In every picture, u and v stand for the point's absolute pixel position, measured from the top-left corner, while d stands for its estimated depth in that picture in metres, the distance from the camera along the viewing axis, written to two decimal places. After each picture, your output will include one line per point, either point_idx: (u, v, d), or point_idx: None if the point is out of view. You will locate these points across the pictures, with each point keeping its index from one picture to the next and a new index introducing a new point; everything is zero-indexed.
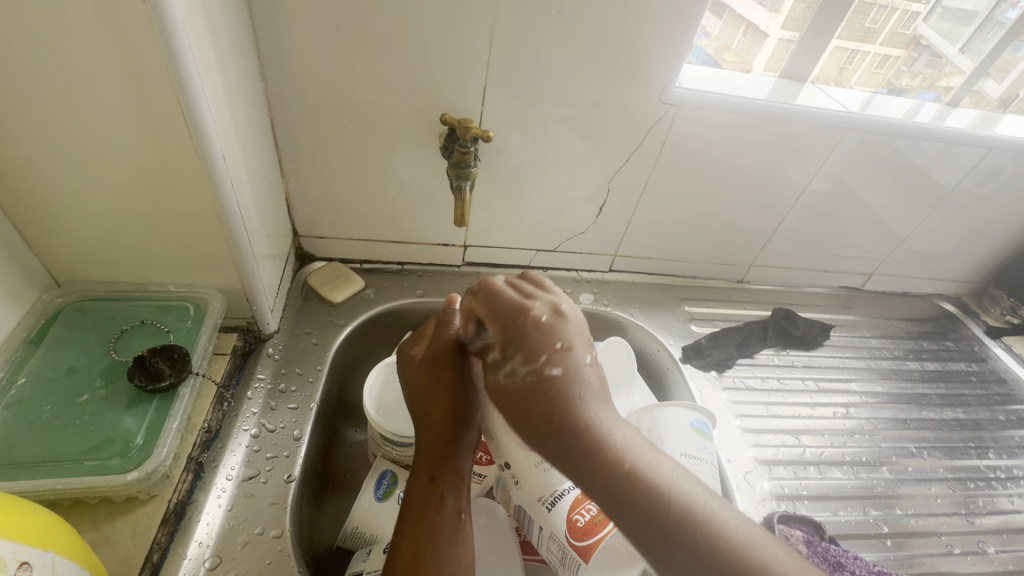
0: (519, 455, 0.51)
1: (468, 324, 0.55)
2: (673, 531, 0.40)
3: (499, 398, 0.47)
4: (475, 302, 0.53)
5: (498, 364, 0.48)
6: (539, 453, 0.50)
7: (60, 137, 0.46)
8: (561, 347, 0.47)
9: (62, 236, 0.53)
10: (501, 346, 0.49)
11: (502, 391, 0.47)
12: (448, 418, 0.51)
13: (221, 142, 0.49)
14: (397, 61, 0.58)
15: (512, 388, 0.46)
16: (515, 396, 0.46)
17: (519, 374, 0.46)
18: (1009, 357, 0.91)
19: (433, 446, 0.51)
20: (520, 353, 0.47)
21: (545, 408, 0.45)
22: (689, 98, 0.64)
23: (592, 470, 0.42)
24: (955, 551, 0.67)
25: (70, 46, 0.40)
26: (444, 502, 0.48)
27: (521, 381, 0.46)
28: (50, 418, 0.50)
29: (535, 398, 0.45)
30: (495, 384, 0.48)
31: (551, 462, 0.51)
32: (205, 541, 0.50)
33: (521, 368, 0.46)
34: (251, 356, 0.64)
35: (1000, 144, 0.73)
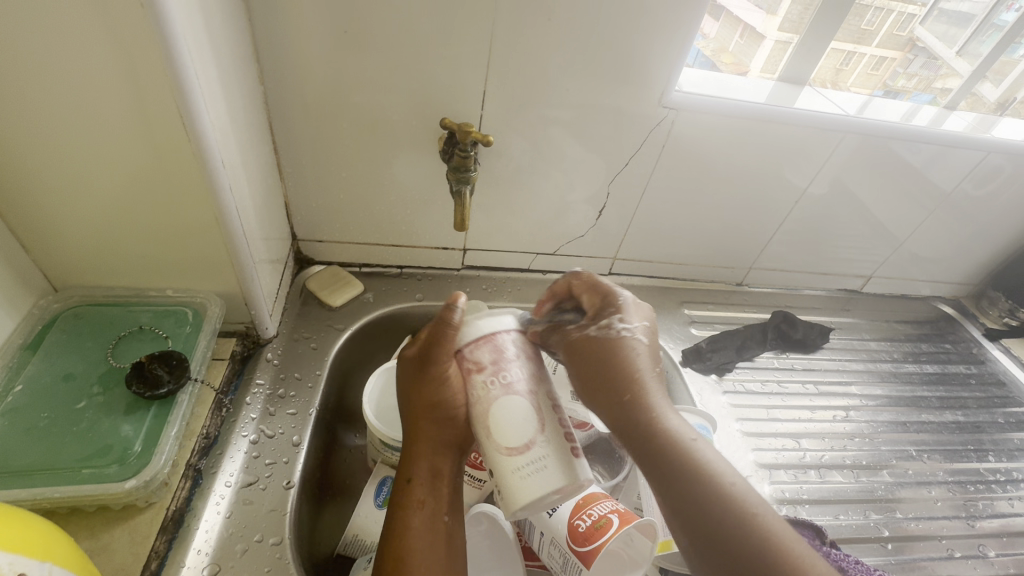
0: (498, 462, 0.44)
1: (546, 301, 0.55)
2: (722, 509, 0.41)
3: (579, 353, 0.50)
4: (571, 280, 0.55)
5: (584, 325, 0.52)
6: (520, 455, 0.44)
7: (58, 142, 0.45)
8: (644, 325, 0.51)
9: (59, 241, 0.53)
10: (594, 313, 0.53)
11: (589, 346, 0.50)
12: (427, 417, 0.50)
13: (220, 146, 0.49)
14: (397, 64, 0.58)
15: (600, 344, 0.50)
16: (601, 354, 0.49)
17: (610, 332, 0.50)
18: (1007, 359, 0.91)
19: (414, 448, 0.50)
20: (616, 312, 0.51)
21: (625, 371, 0.48)
22: (688, 101, 0.64)
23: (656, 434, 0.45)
24: (956, 555, 0.67)
25: (69, 50, 0.40)
26: (422, 507, 0.48)
27: (606, 338, 0.50)
28: (47, 425, 0.50)
29: (617, 359, 0.49)
30: (585, 336, 0.51)
31: (532, 471, 0.43)
32: (204, 548, 0.49)
33: (617, 325, 0.50)
34: (249, 361, 0.64)
35: (998, 147, 0.73)
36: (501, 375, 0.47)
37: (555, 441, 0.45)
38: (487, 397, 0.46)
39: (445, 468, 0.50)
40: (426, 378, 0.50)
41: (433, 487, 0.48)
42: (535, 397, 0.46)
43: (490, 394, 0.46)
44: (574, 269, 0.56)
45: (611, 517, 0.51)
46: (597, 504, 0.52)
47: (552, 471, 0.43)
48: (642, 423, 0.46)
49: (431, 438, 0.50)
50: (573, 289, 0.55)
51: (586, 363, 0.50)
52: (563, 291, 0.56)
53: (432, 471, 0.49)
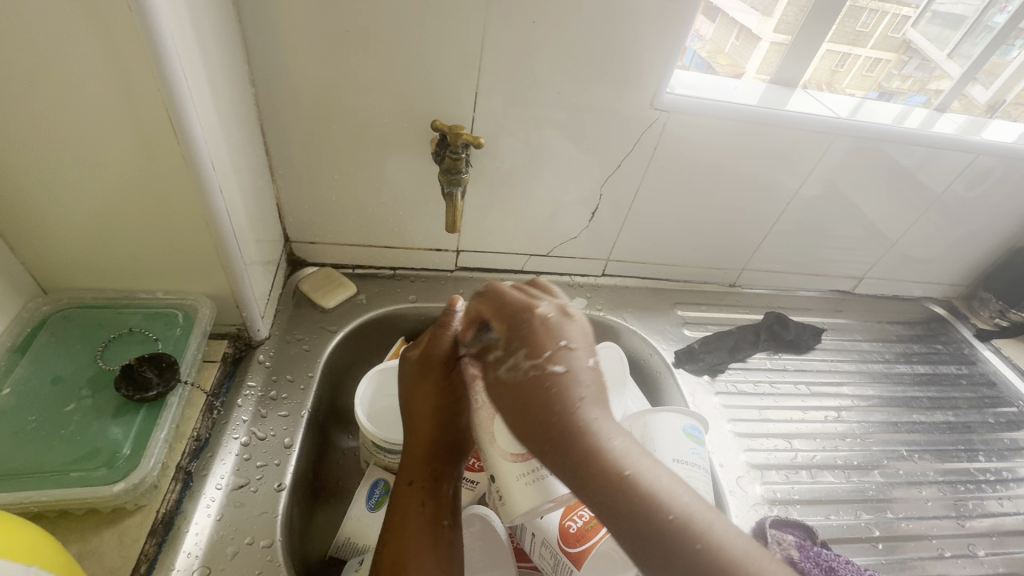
0: (501, 469, 0.47)
1: (467, 329, 0.53)
2: (663, 551, 0.37)
3: (499, 394, 0.45)
4: (478, 305, 0.51)
5: (500, 360, 0.47)
6: (522, 464, 0.46)
7: (46, 144, 0.45)
8: (565, 344, 0.45)
9: (47, 243, 0.53)
10: (504, 344, 0.47)
11: (504, 386, 0.45)
12: (430, 418, 0.51)
13: (209, 148, 0.48)
14: (389, 66, 0.58)
15: (514, 383, 0.44)
16: (519, 395, 0.44)
17: (522, 368, 0.44)
18: (998, 359, 0.91)
19: (413, 448, 0.51)
20: (524, 346, 0.45)
21: (546, 407, 0.42)
22: (679, 103, 0.64)
23: (584, 480, 0.39)
24: (946, 554, 0.67)
25: (55, 52, 0.40)
26: (419, 508, 0.48)
27: (524, 375, 0.44)
28: (35, 428, 0.49)
29: (536, 394, 0.43)
30: (499, 380, 0.45)
31: (536, 477, 0.46)
32: (194, 551, 0.49)
33: (527, 362, 0.44)
34: (241, 364, 0.64)
35: (988, 149, 0.74)
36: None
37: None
38: (491, 407, 0.49)
39: (443, 470, 0.51)
40: (432, 380, 0.52)
41: (430, 487, 0.49)
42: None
43: (496, 402, 0.49)
44: (482, 291, 0.51)
45: None
46: (588, 505, 0.52)
47: (554, 479, 0.46)
48: (571, 468, 0.40)
49: (432, 440, 0.51)
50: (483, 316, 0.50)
51: (507, 403, 0.44)
52: (476, 317, 0.52)
53: (432, 473, 0.50)
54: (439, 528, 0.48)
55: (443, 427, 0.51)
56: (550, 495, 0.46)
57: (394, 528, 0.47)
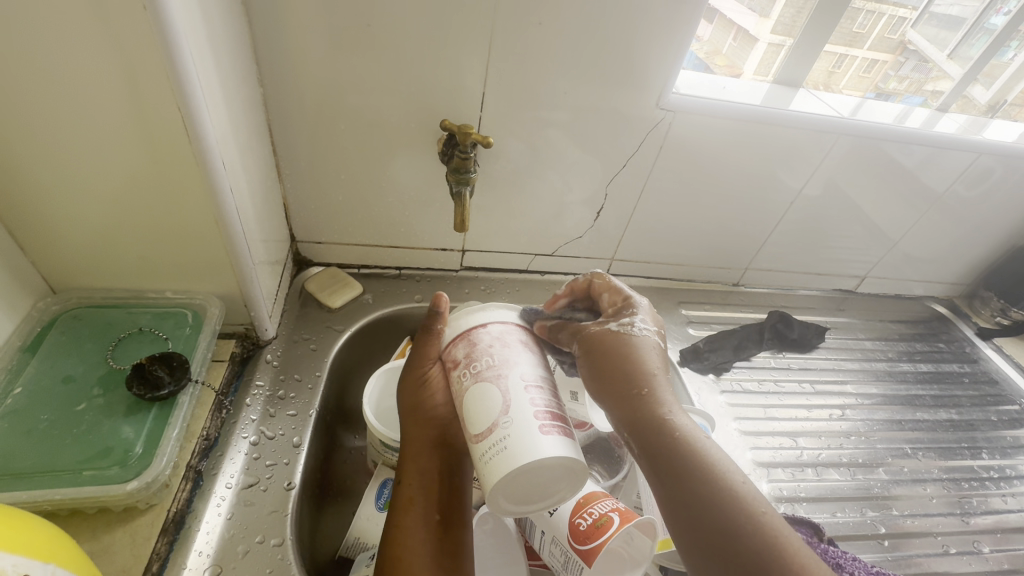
0: (472, 449, 0.43)
1: (560, 298, 0.57)
2: (729, 504, 0.41)
3: (593, 348, 0.52)
4: (592, 280, 0.57)
5: (604, 322, 0.53)
6: (485, 439, 0.42)
7: (59, 143, 0.45)
8: (662, 332, 0.53)
9: (58, 243, 0.53)
10: (607, 313, 0.54)
11: (612, 338, 0.51)
12: (415, 418, 0.52)
13: (220, 147, 0.49)
14: (397, 66, 0.59)
15: (621, 337, 0.51)
16: (620, 347, 0.50)
17: (632, 328, 0.51)
18: (1000, 358, 0.92)
19: (406, 448, 0.52)
20: (638, 314, 0.53)
21: (647, 363, 0.49)
22: (684, 103, 0.64)
23: (667, 428, 0.45)
24: (951, 551, 0.67)
25: (69, 50, 0.40)
26: (416, 507, 0.48)
27: (625, 335, 0.51)
28: (46, 428, 0.49)
29: (634, 352, 0.50)
30: (603, 332, 0.52)
31: (495, 450, 0.41)
32: (205, 550, 0.49)
33: (637, 324, 0.52)
34: (249, 363, 0.64)
35: (990, 149, 0.74)
36: (472, 363, 0.47)
37: (522, 415, 0.42)
38: (461, 389, 0.46)
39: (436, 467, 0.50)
40: (408, 383, 0.53)
41: (423, 485, 0.49)
42: (501, 378, 0.44)
43: (463, 385, 0.46)
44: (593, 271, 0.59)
45: (611, 516, 0.51)
46: (598, 502, 0.52)
47: (514, 449, 0.40)
48: (656, 415, 0.46)
49: (422, 438, 0.51)
50: (592, 289, 0.57)
51: (603, 357, 0.51)
52: (581, 290, 0.58)
53: (422, 471, 0.50)
54: (436, 525, 0.47)
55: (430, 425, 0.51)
56: (517, 467, 0.40)
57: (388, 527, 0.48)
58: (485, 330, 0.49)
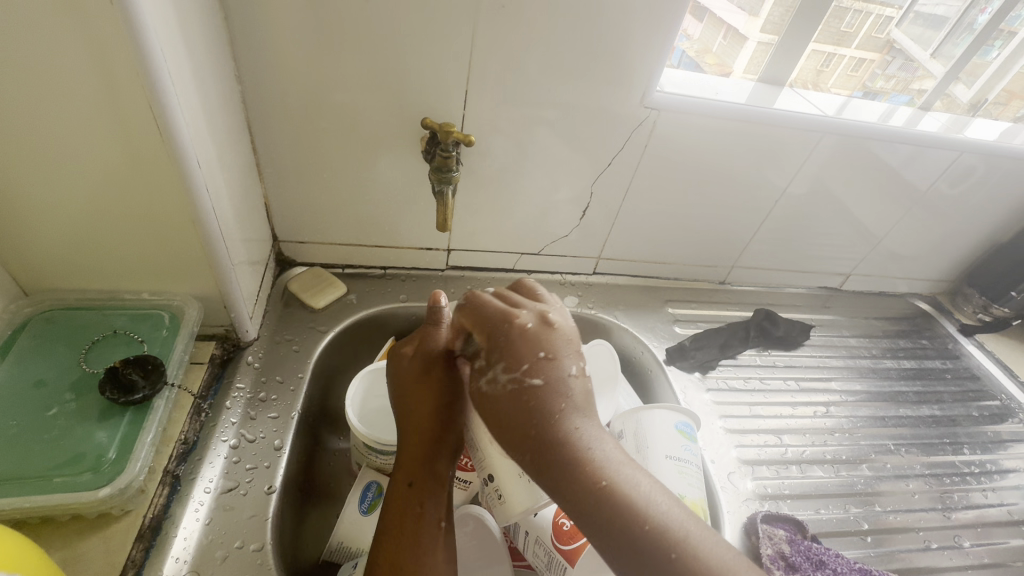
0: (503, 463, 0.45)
1: (455, 338, 0.53)
2: (641, 559, 0.37)
3: (481, 410, 0.45)
4: (464, 317, 0.50)
5: (481, 371, 0.46)
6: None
7: (26, 141, 0.44)
8: (543, 356, 0.44)
9: (30, 243, 0.51)
10: (486, 353, 0.46)
11: (485, 400, 0.44)
12: (432, 419, 0.49)
13: (195, 146, 0.48)
14: (378, 64, 0.58)
15: (493, 396, 0.44)
16: (498, 406, 0.43)
17: (501, 382, 0.44)
18: (981, 354, 0.93)
19: (413, 447, 0.49)
20: (503, 360, 0.44)
21: (523, 422, 0.42)
22: (669, 101, 0.64)
23: (568, 489, 0.39)
24: (933, 546, 0.68)
25: (35, 46, 0.39)
26: (422, 510, 0.47)
27: (501, 390, 0.43)
28: (17, 434, 0.48)
29: (517, 408, 0.42)
30: (479, 393, 0.45)
31: None
32: (182, 556, 0.48)
33: (503, 376, 0.44)
34: (229, 365, 0.63)
35: (971, 147, 0.75)
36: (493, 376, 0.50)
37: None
38: None
39: (442, 471, 0.49)
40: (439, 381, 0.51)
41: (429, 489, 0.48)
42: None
43: None
44: (462, 300, 0.51)
45: None
46: None
47: None
48: (553, 477, 0.40)
49: (432, 440, 0.49)
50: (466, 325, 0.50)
51: (492, 420, 0.44)
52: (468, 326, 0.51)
53: (432, 475, 0.48)
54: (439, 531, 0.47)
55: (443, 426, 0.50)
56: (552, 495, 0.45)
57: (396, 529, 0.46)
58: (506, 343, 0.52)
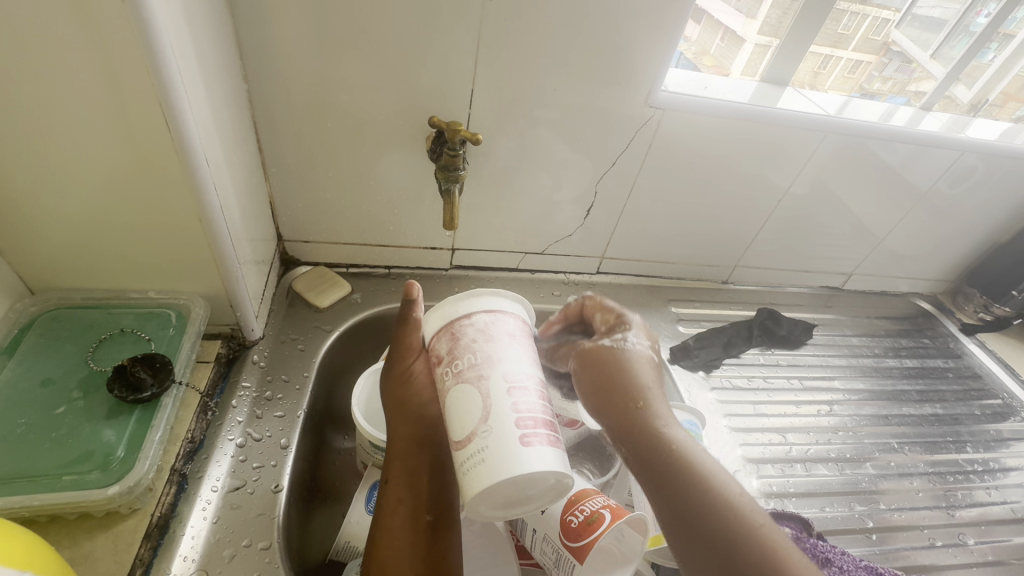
0: (452, 456, 0.42)
1: (556, 322, 0.59)
2: (733, 510, 0.43)
3: (597, 367, 0.50)
4: (583, 303, 0.57)
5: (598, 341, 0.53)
6: (464, 448, 0.40)
7: (34, 139, 0.44)
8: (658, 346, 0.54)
9: (36, 241, 0.51)
10: (606, 330, 0.54)
11: (606, 359, 0.51)
12: (400, 417, 0.50)
13: (203, 144, 0.48)
14: (384, 63, 0.58)
15: (618, 356, 0.51)
16: (620, 367, 0.50)
17: (627, 347, 0.51)
18: (982, 353, 0.94)
19: (392, 446, 0.50)
20: (630, 329, 0.53)
21: (644, 382, 0.49)
22: (673, 101, 0.64)
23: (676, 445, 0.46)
24: (937, 544, 0.68)
25: (46, 44, 0.39)
26: (401, 506, 0.47)
27: (629, 351, 0.51)
28: (24, 432, 0.48)
29: (640, 372, 0.50)
30: (600, 350, 0.52)
31: (474, 462, 0.39)
32: (190, 555, 0.48)
33: (631, 341, 0.52)
34: (235, 364, 0.63)
35: (972, 147, 0.75)
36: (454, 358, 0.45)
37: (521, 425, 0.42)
38: (444, 389, 0.44)
39: (419, 465, 0.48)
40: (391, 379, 0.51)
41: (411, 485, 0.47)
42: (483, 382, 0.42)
43: (446, 385, 0.44)
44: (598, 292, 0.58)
45: (602, 512, 0.51)
46: (589, 499, 0.52)
47: (494, 463, 0.39)
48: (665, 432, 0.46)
49: (404, 436, 0.49)
50: (585, 311, 0.57)
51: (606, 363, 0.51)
52: (574, 315, 0.58)
53: (409, 470, 0.48)
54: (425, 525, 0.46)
55: (411, 422, 0.49)
56: (494, 484, 0.38)
57: (381, 528, 0.46)
58: (469, 322, 0.46)
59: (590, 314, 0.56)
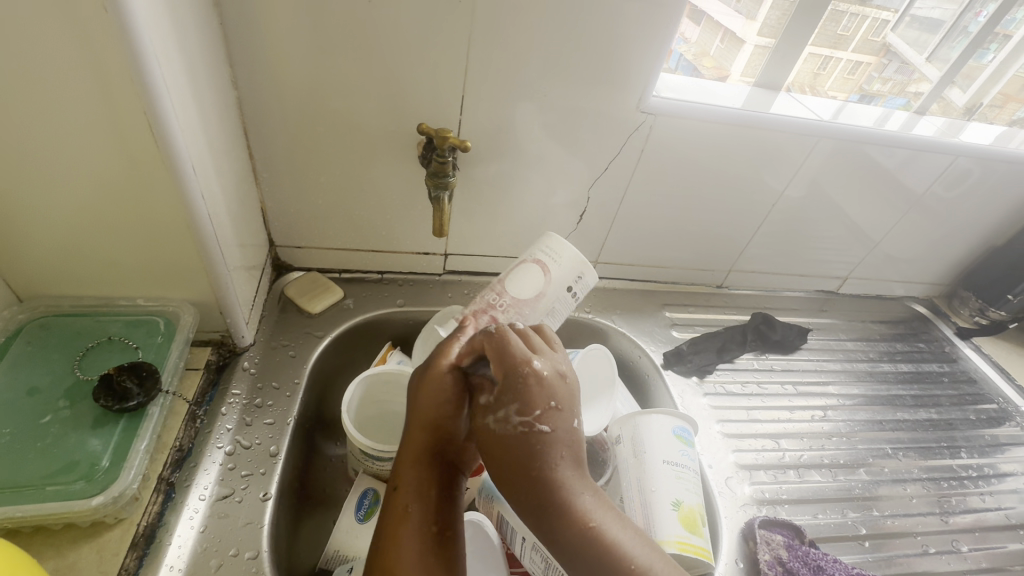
0: (517, 302, 0.59)
1: (467, 356, 0.49)
2: None
3: (481, 445, 0.43)
4: (486, 342, 0.48)
5: (489, 408, 0.44)
6: (517, 290, 0.60)
7: (19, 149, 0.44)
8: (554, 405, 0.44)
9: (23, 249, 0.51)
10: (497, 392, 0.45)
11: (488, 438, 0.43)
12: (422, 423, 0.46)
13: (191, 152, 0.48)
14: (374, 69, 0.58)
15: (500, 436, 0.42)
16: (504, 449, 0.42)
17: (511, 422, 0.43)
18: (978, 357, 0.93)
19: (404, 452, 0.46)
20: (517, 401, 0.43)
21: (527, 466, 0.41)
22: (665, 106, 0.64)
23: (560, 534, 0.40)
24: (931, 551, 0.68)
25: (28, 54, 0.39)
26: (411, 518, 0.42)
27: (511, 430, 0.42)
28: (9, 442, 0.48)
29: (520, 455, 0.42)
30: (483, 428, 0.44)
31: (524, 292, 0.60)
32: (176, 564, 0.48)
33: (516, 417, 0.43)
34: (225, 371, 0.63)
35: (966, 151, 0.75)
36: (500, 297, 0.60)
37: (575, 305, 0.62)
38: (492, 303, 0.59)
39: (433, 473, 0.45)
40: (422, 382, 0.48)
41: (420, 494, 0.43)
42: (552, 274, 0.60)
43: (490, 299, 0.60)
44: (489, 328, 0.49)
45: None
46: None
47: (530, 270, 0.60)
48: (547, 519, 0.40)
49: (421, 443, 0.46)
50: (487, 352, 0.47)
51: (491, 457, 0.43)
52: (480, 349, 0.49)
53: (421, 480, 0.44)
54: (435, 538, 0.42)
55: (435, 428, 0.46)
56: (537, 274, 0.60)
57: (390, 539, 0.42)
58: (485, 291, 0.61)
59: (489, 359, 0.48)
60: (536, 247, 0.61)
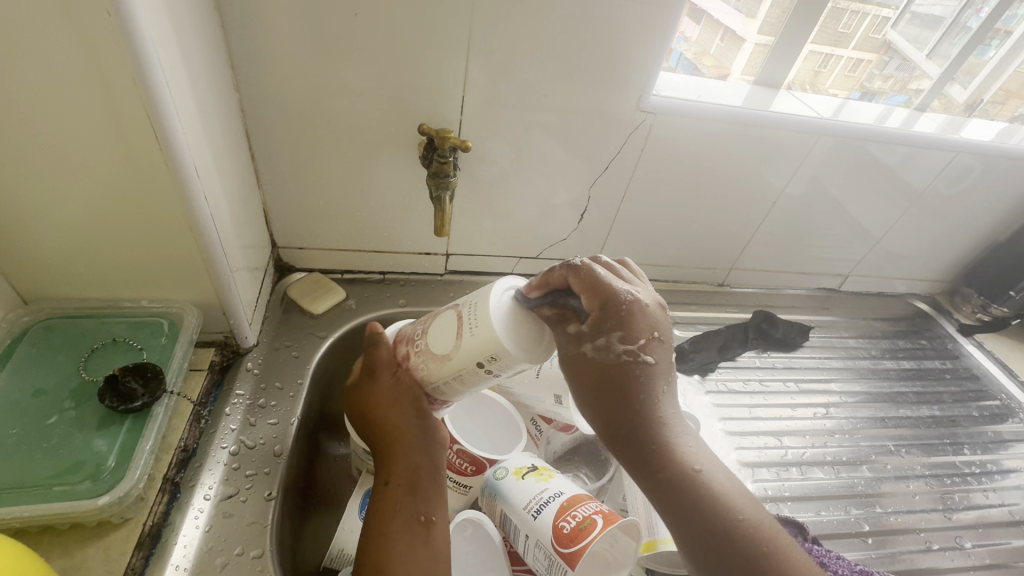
0: (424, 358, 0.49)
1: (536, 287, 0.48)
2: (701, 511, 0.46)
3: (586, 369, 0.49)
4: (569, 276, 0.48)
5: (585, 337, 0.48)
6: (427, 344, 0.50)
7: (24, 153, 0.45)
8: (654, 335, 0.50)
9: (28, 251, 0.52)
10: (595, 321, 0.48)
11: (591, 363, 0.49)
12: (393, 423, 0.51)
13: (193, 154, 0.48)
14: (374, 70, 0.58)
15: (603, 360, 0.48)
16: (607, 372, 0.48)
17: (615, 351, 0.48)
18: (981, 354, 0.93)
19: (390, 449, 0.51)
20: (619, 329, 0.48)
21: (633, 394, 0.48)
22: (665, 105, 0.64)
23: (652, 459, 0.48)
24: (934, 547, 0.68)
25: (33, 60, 0.40)
26: (399, 508, 0.49)
27: (615, 357, 0.48)
28: (16, 443, 0.48)
29: (625, 380, 0.48)
30: (582, 355, 0.48)
31: (435, 350, 0.49)
32: (182, 564, 0.48)
33: (619, 345, 0.48)
34: (229, 372, 0.63)
35: (967, 148, 0.75)
36: (418, 338, 0.51)
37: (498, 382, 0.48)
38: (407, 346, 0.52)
39: (417, 464, 0.51)
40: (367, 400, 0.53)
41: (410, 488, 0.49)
42: (463, 341, 0.46)
43: (406, 340, 0.52)
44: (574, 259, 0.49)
45: (595, 518, 0.52)
46: (581, 506, 0.53)
47: (450, 326, 0.48)
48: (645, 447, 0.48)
49: (402, 438, 0.51)
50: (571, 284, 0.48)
51: (591, 379, 0.49)
52: (558, 284, 0.48)
53: (410, 470, 0.50)
54: (421, 523, 0.48)
55: (404, 427, 0.51)
56: (452, 338, 0.47)
57: (379, 531, 0.47)
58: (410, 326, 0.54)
59: (575, 292, 0.48)
60: (470, 297, 0.48)
